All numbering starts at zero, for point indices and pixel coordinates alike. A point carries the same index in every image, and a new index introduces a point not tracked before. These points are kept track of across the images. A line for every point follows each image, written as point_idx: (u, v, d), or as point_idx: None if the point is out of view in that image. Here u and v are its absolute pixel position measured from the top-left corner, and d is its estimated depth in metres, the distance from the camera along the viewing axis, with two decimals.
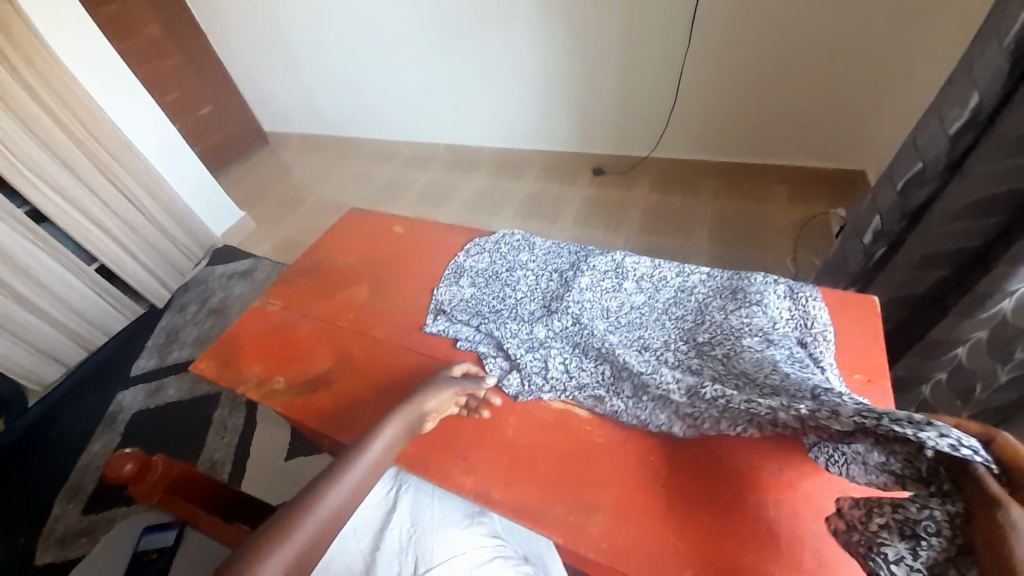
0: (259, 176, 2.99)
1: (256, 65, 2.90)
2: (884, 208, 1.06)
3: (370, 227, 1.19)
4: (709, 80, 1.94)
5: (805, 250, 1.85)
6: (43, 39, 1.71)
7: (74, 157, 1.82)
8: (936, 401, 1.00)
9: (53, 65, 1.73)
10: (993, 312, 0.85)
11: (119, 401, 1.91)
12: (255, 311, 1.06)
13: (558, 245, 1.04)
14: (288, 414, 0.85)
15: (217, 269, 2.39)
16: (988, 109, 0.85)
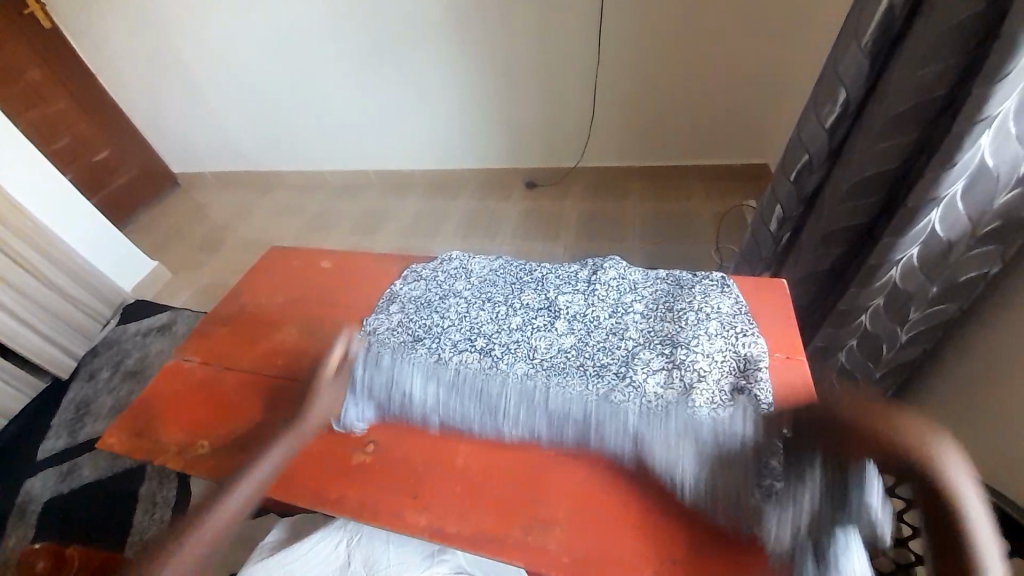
0: (173, 222, 2.77)
1: (158, 103, 2.70)
2: (783, 197, 1.15)
3: (296, 264, 1.13)
4: (622, 90, 2.06)
5: (727, 240, 1.98)
6: None
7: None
8: (852, 364, 1.09)
9: None
10: (885, 280, 0.93)
11: (26, 491, 1.67)
12: (170, 371, 0.96)
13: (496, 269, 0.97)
14: (218, 479, 0.78)
15: (132, 326, 2.16)
16: (855, 101, 0.96)
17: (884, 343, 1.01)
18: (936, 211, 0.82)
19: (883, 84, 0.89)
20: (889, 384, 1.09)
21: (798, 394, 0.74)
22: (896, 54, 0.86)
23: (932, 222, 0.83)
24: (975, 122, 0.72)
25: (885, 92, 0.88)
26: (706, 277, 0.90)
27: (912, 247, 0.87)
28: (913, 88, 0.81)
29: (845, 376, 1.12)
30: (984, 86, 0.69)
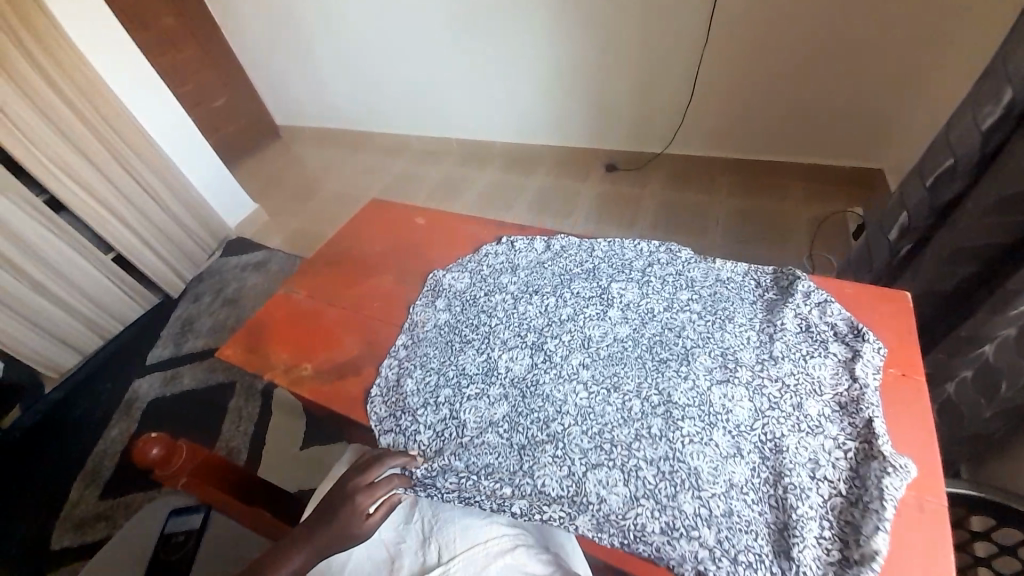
0: (271, 169, 3.00)
1: (271, 58, 2.91)
2: (913, 204, 1.06)
3: (395, 216, 1.20)
4: (726, 77, 1.94)
5: (820, 248, 1.84)
6: (65, 32, 1.75)
7: (94, 147, 1.86)
8: (960, 398, 0.99)
9: (76, 57, 1.77)
10: (1022, 308, 0.84)
11: (136, 389, 1.95)
12: (280, 298, 1.07)
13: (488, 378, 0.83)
14: (317, 400, 0.87)
15: (232, 260, 2.40)
16: (1022, 104, 0.83)
17: (1004, 380, 0.91)
18: None
19: None
20: (999, 428, 0.98)
21: (911, 413, 0.70)
22: None
23: None
24: None
25: None
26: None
27: None
28: None
29: (947, 410, 1.03)
30: None
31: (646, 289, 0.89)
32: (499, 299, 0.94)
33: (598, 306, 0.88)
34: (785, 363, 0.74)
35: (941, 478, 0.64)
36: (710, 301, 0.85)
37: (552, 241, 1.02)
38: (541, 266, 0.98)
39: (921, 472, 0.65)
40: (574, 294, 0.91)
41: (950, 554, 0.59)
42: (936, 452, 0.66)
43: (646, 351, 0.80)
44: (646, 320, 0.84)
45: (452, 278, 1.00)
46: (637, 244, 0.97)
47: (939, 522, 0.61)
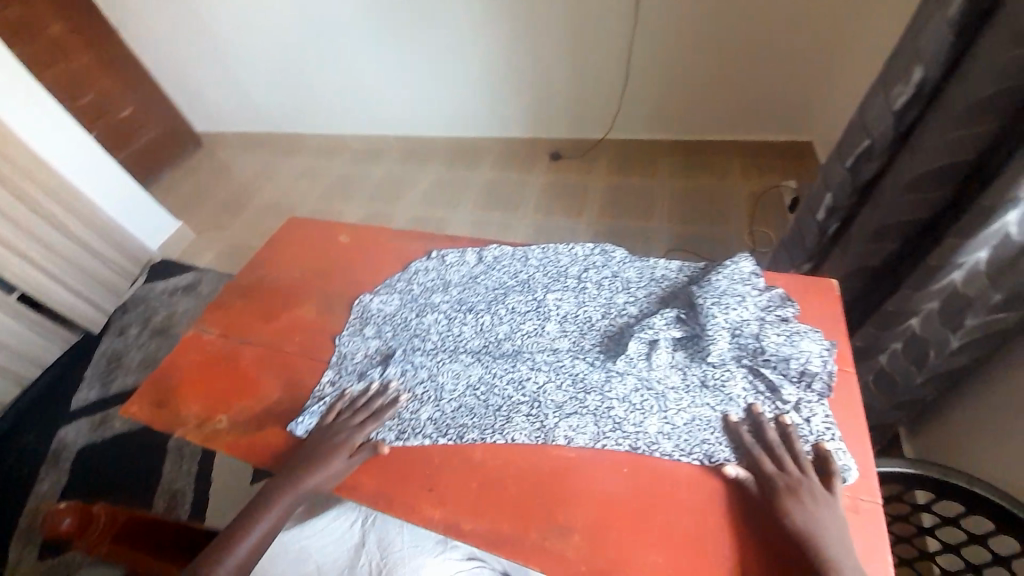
0: (195, 181, 2.77)
1: (182, 60, 2.65)
2: (836, 184, 1.06)
3: (315, 235, 1.11)
4: (660, 59, 1.92)
5: (761, 223, 1.88)
6: None
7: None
8: (892, 368, 1.00)
9: None
10: (944, 283, 0.86)
11: (63, 437, 1.74)
12: (190, 340, 0.97)
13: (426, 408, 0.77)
14: (236, 455, 0.79)
15: (157, 285, 2.19)
16: (932, 80, 0.85)
17: (932, 349, 0.93)
18: (1012, 215, 0.73)
19: (967, 63, 0.79)
20: (930, 390, 1.01)
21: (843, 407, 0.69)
22: (987, 27, 0.76)
23: (1007, 226, 0.75)
24: None
25: (967, 72, 0.78)
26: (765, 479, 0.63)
27: (980, 250, 0.79)
28: (1004, 70, 0.72)
29: (882, 380, 1.03)
30: None
31: (584, 294, 0.85)
32: (431, 319, 0.87)
33: (536, 318, 0.83)
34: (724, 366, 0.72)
35: (875, 475, 0.63)
36: (647, 302, 0.82)
37: (484, 252, 0.96)
38: (474, 280, 0.92)
39: (858, 471, 0.64)
40: (511, 307, 0.86)
41: (886, 556, 0.58)
42: (869, 447, 0.65)
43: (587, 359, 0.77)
44: (585, 328, 0.81)
45: (378, 303, 0.93)
46: (571, 248, 0.91)
47: (874, 523, 0.60)
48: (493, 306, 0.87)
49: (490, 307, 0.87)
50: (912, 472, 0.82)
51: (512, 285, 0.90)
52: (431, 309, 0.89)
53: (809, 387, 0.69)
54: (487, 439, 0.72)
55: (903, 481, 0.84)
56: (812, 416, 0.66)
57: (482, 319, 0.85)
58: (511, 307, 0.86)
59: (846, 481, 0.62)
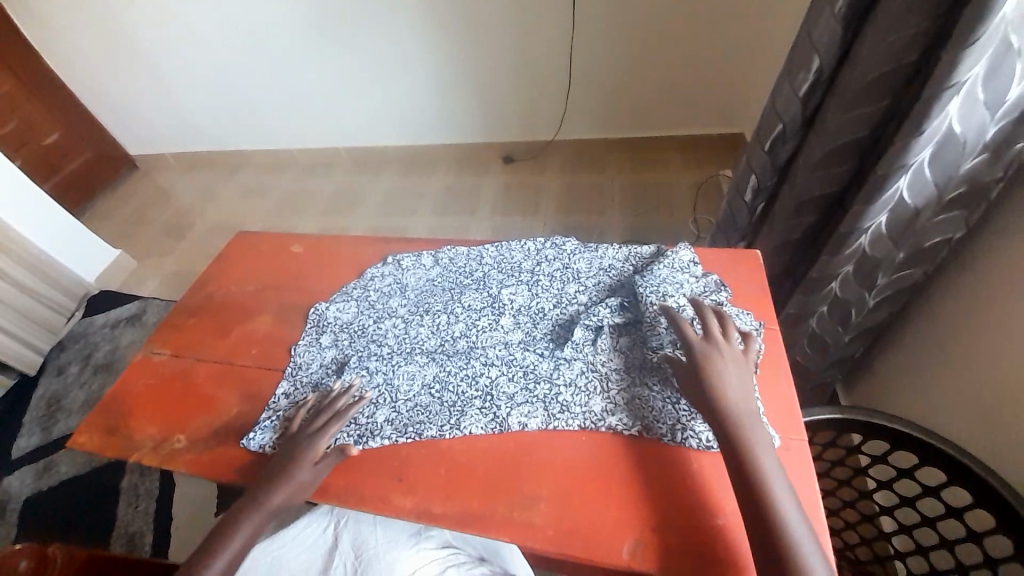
0: (133, 207, 2.63)
1: (111, 81, 2.53)
2: (758, 166, 1.16)
3: (265, 249, 1.10)
4: (598, 61, 2.01)
5: (703, 210, 2.00)
6: None
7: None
8: (822, 331, 1.09)
9: None
10: (854, 247, 0.94)
11: (5, 488, 1.60)
12: (139, 363, 0.94)
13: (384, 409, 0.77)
14: (197, 473, 0.77)
15: (97, 318, 2.06)
16: (828, 68, 0.96)
17: (853, 309, 1.03)
18: (902, 178, 0.83)
19: (855, 52, 0.89)
20: (856, 347, 1.11)
21: (773, 366, 0.76)
22: (867, 20, 0.86)
23: (900, 190, 0.84)
24: (944, 89, 0.72)
25: (856, 59, 0.88)
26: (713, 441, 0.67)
27: (880, 215, 0.88)
28: (885, 56, 0.82)
29: (814, 343, 1.13)
30: (950, 54, 0.70)
31: (535, 287, 0.88)
32: (389, 324, 0.89)
33: (491, 314, 0.86)
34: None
35: (799, 414, 0.70)
36: (596, 290, 0.87)
37: (439, 255, 0.99)
38: (429, 283, 0.94)
39: (788, 419, 0.70)
40: (468, 305, 0.88)
41: (813, 483, 0.65)
42: (792, 391, 0.73)
43: (539, 348, 0.80)
44: (536, 320, 0.84)
45: (334, 311, 0.93)
46: (524, 244, 0.97)
47: (806, 465, 0.66)
48: (448, 306, 0.89)
49: (446, 308, 0.89)
50: (836, 418, 0.90)
51: (466, 285, 0.92)
52: (388, 314, 0.91)
53: None
54: (444, 435, 0.73)
55: (834, 427, 0.92)
56: None
57: (438, 320, 0.87)
58: (467, 306, 0.88)
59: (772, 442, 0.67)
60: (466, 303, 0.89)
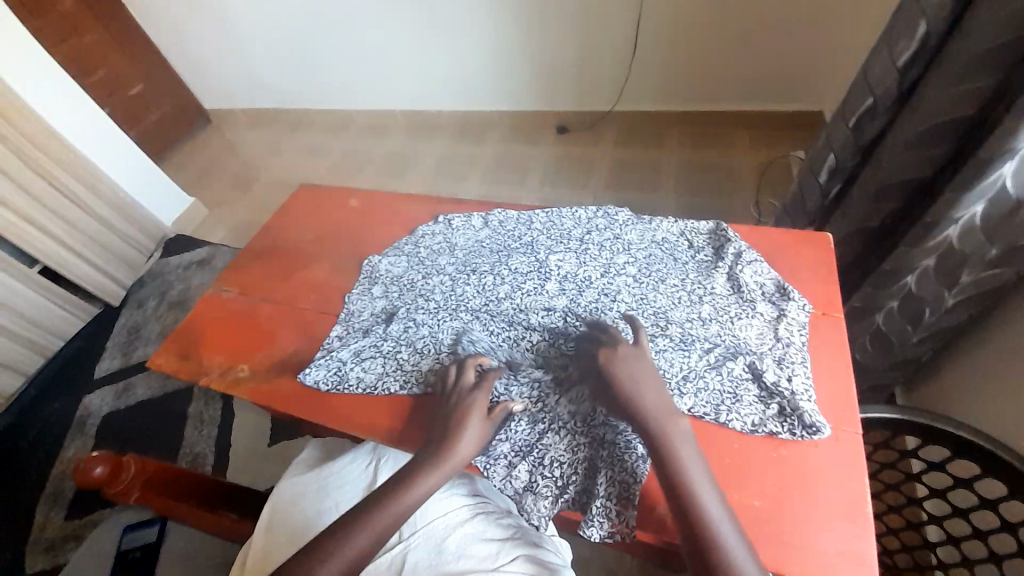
0: (205, 158, 2.80)
1: (189, 36, 2.66)
2: (839, 144, 1.08)
3: (326, 200, 1.15)
4: (667, 26, 1.88)
5: (767, 194, 1.88)
6: None
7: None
8: (888, 328, 1.02)
9: None
10: (940, 239, 0.86)
11: (89, 404, 1.81)
12: (209, 299, 1.02)
13: (425, 361, 0.80)
14: (257, 400, 0.84)
15: (173, 259, 2.24)
16: (937, 36, 0.85)
17: (927, 307, 0.94)
18: (1010, 164, 0.74)
19: (970, 18, 0.79)
20: (926, 348, 1.03)
21: (829, 353, 0.72)
22: None
23: (1004, 176, 0.75)
24: None
25: (969, 28, 0.78)
26: (761, 421, 0.66)
27: (977, 203, 0.80)
28: (1003, 23, 0.72)
29: (877, 340, 1.05)
30: None
31: (582, 258, 0.87)
32: (437, 281, 0.91)
33: (535, 279, 0.86)
34: (711, 325, 0.74)
35: (856, 406, 0.67)
36: (645, 264, 0.84)
37: (489, 216, 1.00)
38: (478, 245, 0.95)
39: (840, 407, 0.67)
40: (515, 270, 0.88)
41: (864, 479, 0.62)
42: (851, 384, 0.69)
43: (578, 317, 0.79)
44: (579, 288, 0.82)
45: (387, 264, 0.96)
46: (575, 212, 0.95)
47: (855, 454, 0.63)
48: (493, 268, 0.90)
49: (490, 270, 0.90)
50: (893, 418, 0.85)
51: (513, 250, 0.92)
52: (435, 271, 0.93)
53: (796, 351, 0.71)
54: None
55: (888, 428, 0.87)
56: (800, 372, 0.69)
57: (481, 280, 0.88)
58: (512, 269, 0.88)
59: (820, 435, 0.64)
60: (510, 267, 0.89)
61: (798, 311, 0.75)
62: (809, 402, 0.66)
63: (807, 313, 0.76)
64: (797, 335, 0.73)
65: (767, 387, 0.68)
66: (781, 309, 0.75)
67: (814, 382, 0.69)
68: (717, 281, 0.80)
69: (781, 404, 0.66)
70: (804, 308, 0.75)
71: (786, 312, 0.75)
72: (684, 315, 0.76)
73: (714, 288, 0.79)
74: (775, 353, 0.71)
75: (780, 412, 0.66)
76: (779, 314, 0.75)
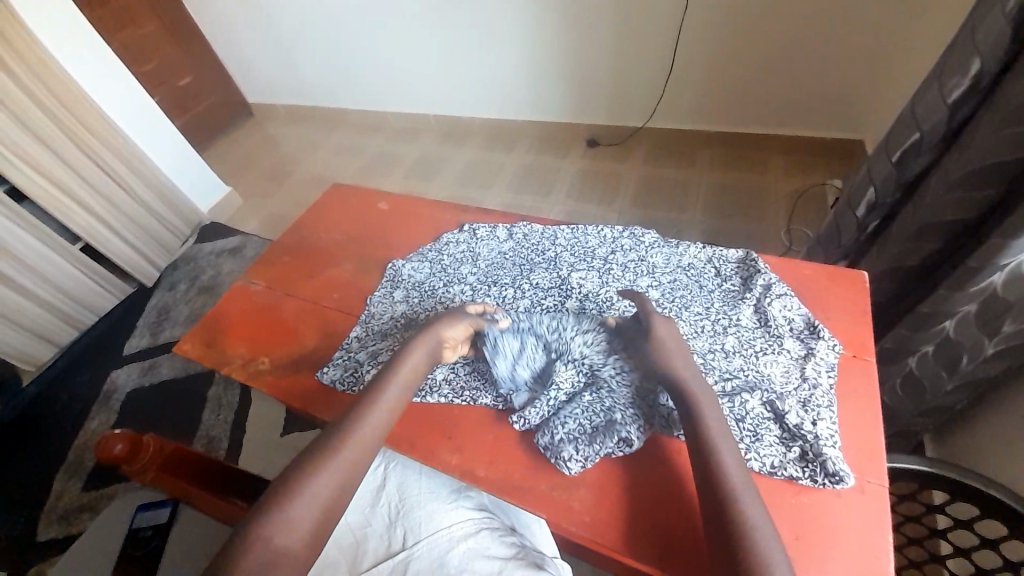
0: (244, 150, 2.90)
1: (239, 34, 2.77)
2: (879, 179, 1.04)
3: (356, 201, 1.17)
4: (705, 46, 1.86)
5: (799, 222, 1.83)
6: (19, 18, 1.63)
7: (37, 117, 1.70)
8: (921, 373, 0.97)
9: (31, 45, 1.66)
10: (982, 286, 0.82)
11: (116, 379, 1.88)
12: (237, 290, 1.05)
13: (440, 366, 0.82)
14: (274, 394, 0.86)
15: (206, 246, 2.32)
16: (990, 75, 0.82)
17: (964, 355, 0.90)
18: None
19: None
20: (961, 398, 0.98)
21: (857, 398, 0.69)
22: None
23: None
24: None
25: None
26: (782, 464, 0.64)
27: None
28: None
29: (909, 384, 1.01)
30: None
31: (603, 276, 0.86)
32: (457, 288, 0.91)
33: (554, 293, 0.85)
34: (735, 359, 0.72)
35: (884, 458, 0.64)
36: (670, 288, 0.83)
37: (514, 229, 1.00)
38: (500, 256, 0.95)
39: (865, 457, 0.65)
40: (536, 282, 0.88)
41: (888, 537, 0.59)
42: (881, 435, 0.66)
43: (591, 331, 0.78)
44: (598, 306, 0.81)
45: (410, 269, 0.98)
46: (601, 230, 0.95)
47: (878, 505, 0.61)
48: (512, 277, 0.91)
49: (510, 280, 0.90)
50: (923, 471, 0.81)
51: (535, 263, 0.92)
52: (456, 277, 0.94)
53: (823, 393, 0.68)
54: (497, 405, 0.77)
55: (915, 480, 0.83)
56: (825, 417, 0.66)
57: (499, 287, 0.89)
58: (532, 280, 0.89)
59: (844, 486, 0.62)
60: (529, 279, 0.89)
61: (827, 351, 0.73)
62: (835, 449, 0.63)
63: (837, 354, 0.73)
64: (826, 377, 0.70)
65: (789, 429, 0.65)
66: (809, 349, 0.73)
67: (839, 427, 0.67)
68: (742, 312, 0.78)
69: (805, 447, 0.64)
70: (834, 349, 0.73)
71: (814, 351, 0.73)
72: (706, 346, 0.74)
73: (739, 318, 0.77)
74: (800, 393, 0.68)
75: (803, 458, 0.64)
76: (807, 353, 0.73)
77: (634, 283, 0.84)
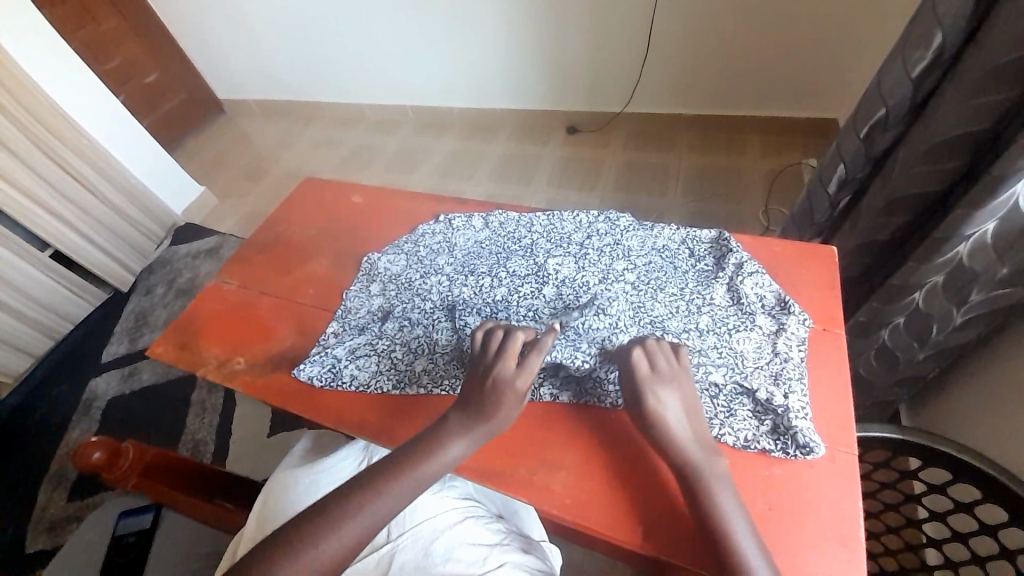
0: (217, 148, 2.82)
1: (205, 28, 2.69)
2: (849, 156, 1.05)
3: (330, 195, 1.15)
4: (680, 28, 1.86)
5: (777, 202, 1.85)
6: None
7: None
8: (893, 344, 1.00)
9: None
10: (949, 256, 0.84)
11: (94, 388, 1.84)
12: (211, 290, 1.03)
13: (419, 358, 0.81)
14: (252, 394, 0.85)
15: (181, 248, 2.26)
16: (952, 48, 0.83)
17: (934, 324, 0.92)
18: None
19: (986, 30, 0.77)
20: (931, 367, 1.00)
21: (827, 368, 0.71)
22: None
23: (1016, 195, 0.73)
24: None
25: (985, 40, 0.76)
26: (755, 438, 0.65)
27: (988, 221, 0.78)
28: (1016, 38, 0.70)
29: (882, 356, 1.03)
30: None
31: (578, 262, 0.86)
32: (433, 279, 0.90)
33: (531, 280, 0.85)
34: (709, 337, 0.73)
35: (854, 428, 0.65)
36: (645, 271, 0.83)
37: (490, 218, 0.99)
38: (477, 246, 0.95)
39: (836, 427, 0.66)
40: (511, 270, 0.88)
41: (856, 503, 0.61)
42: (850, 404, 0.68)
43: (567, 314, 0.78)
44: (574, 292, 0.81)
45: (386, 262, 0.96)
46: (576, 215, 0.94)
47: (849, 473, 0.62)
48: (488, 266, 0.90)
49: (487, 269, 0.89)
50: (893, 438, 0.84)
51: (512, 252, 0.92)
52: (432, 269, 0.93)
53: (794, 367, 0.70)
54: None
55: (889, 447, 0.86)
56: (796, 390, 0.67)
57: (475, 277, 0.88)
58: (508, 269, 0.88)
59: (814, 455, 0.63)
60: (506, 267, 0.88)
61: (798, 325, 0.74)
62: (806, 421, 0.65)
63: (808, 328, 0.74)
64: (797, 351, 0.71)
65: (761, 403, 0.67)
66: (780, 323, 0.74)
67: (810, 400, 0.68)
68: (716, 291, 0.78)
69: (776, 421, 0.65)
70: (804, 323, 0.74)
71: (785, 326, 0.74)
72: (680, 326, 0.74)
73: (712, 298, 0.78)
74: (771, 368, 0.69)
75: (774, 431, 0.65)
76: (778, 329, 0.74)
77: (610, 267, 0.84)
